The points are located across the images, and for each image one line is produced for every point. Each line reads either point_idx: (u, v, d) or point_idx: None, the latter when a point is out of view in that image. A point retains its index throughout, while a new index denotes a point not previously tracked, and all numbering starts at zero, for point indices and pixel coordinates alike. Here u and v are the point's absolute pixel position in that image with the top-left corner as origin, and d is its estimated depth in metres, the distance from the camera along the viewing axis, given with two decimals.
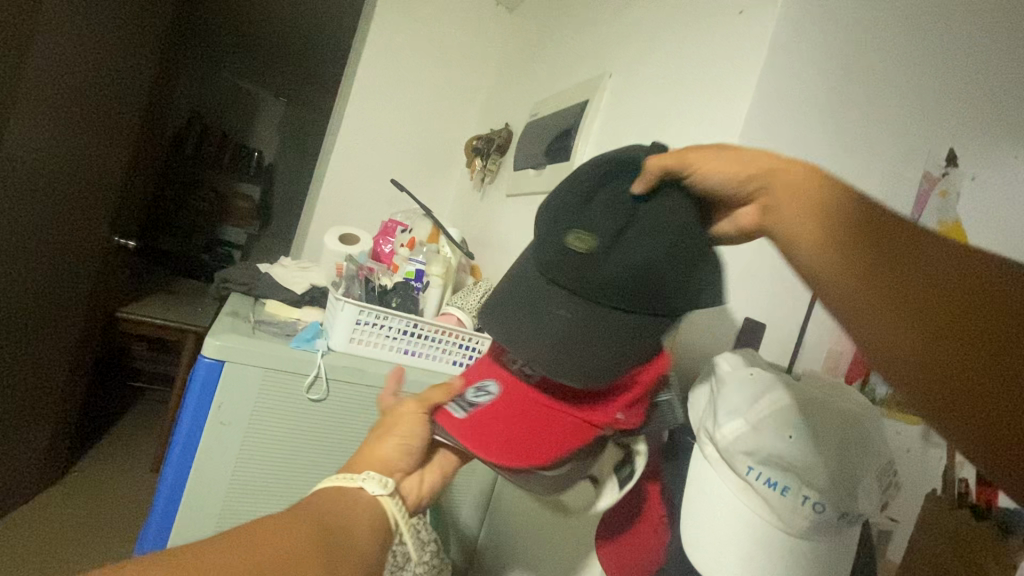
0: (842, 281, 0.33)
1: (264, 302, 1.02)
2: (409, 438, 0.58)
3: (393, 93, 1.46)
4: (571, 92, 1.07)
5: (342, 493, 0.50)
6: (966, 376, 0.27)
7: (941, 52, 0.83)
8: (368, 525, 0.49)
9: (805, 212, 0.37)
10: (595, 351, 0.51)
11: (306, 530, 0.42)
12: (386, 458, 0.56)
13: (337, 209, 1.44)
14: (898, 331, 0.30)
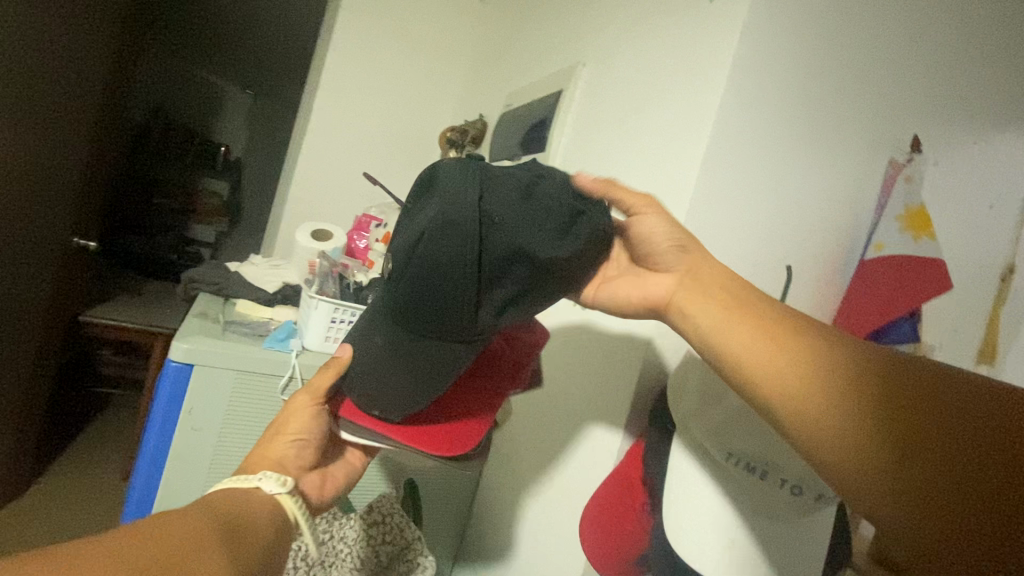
0: (809, 417, 0.40)
1: (235, 302, 0.99)
2: (302, 435, 0.60)
3: (363, 85, 1.43)
4: (545, 82, 1.06)
5: (241, 492, 0.51)
6: (936, 496, 0.35)
7: (905, 41, 0.85)
8: (265, 516, 0.50)
9: (764, 344, 0.44)
10: (398, 369, 0.53)
11: (185, 519, 0.42)
12: (280, 457, 0.58)
13: (309, 205, 1.40)
14: (840, 436, 0.39)
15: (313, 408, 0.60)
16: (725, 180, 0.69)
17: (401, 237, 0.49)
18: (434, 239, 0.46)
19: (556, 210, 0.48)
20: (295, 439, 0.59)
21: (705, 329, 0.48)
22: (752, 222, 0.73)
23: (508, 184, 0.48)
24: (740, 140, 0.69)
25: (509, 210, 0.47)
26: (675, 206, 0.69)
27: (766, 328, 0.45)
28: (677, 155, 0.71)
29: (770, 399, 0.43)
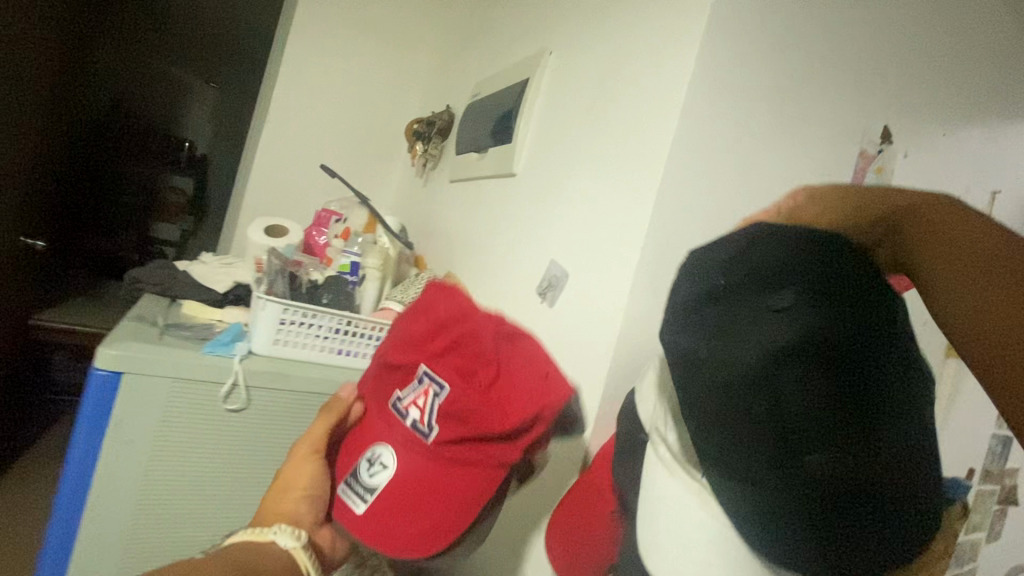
0: (941, 266, 0.39)
1: (181, 303, 0.92)
2: (309, 490, 0.58)
3: (325, 75, 1.36)
4: (512, 70, 1.02)
5: (253, 549, 0.51)
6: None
7: (874, 29, 0.83)
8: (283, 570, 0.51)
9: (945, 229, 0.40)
10: (806, 534, 0.39)
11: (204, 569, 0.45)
12: (291, 513, 0.56)
13: (268, 200, 1.34)
14: (964, 289, 0.37)
15: (317, 461, 0.60)
16: (695, 169, 0.66)
17: (749, 347, 0.38)
18: (758, 350, 0.37)
19: (855, 326, 0.38)
20: (303, 495, 0.57)
21: (815, 203, 0.44)
22: (723, 214, 0.70)
23: (844, 290, 0.38)
24: (710, 127, 0.66)
25: (832, 317, 0.37)
26: (643, 196, 0.66)
27: (941, 237, 0.40)
28: (645, 143, 0.68)
29: (916, 261, 0.41)
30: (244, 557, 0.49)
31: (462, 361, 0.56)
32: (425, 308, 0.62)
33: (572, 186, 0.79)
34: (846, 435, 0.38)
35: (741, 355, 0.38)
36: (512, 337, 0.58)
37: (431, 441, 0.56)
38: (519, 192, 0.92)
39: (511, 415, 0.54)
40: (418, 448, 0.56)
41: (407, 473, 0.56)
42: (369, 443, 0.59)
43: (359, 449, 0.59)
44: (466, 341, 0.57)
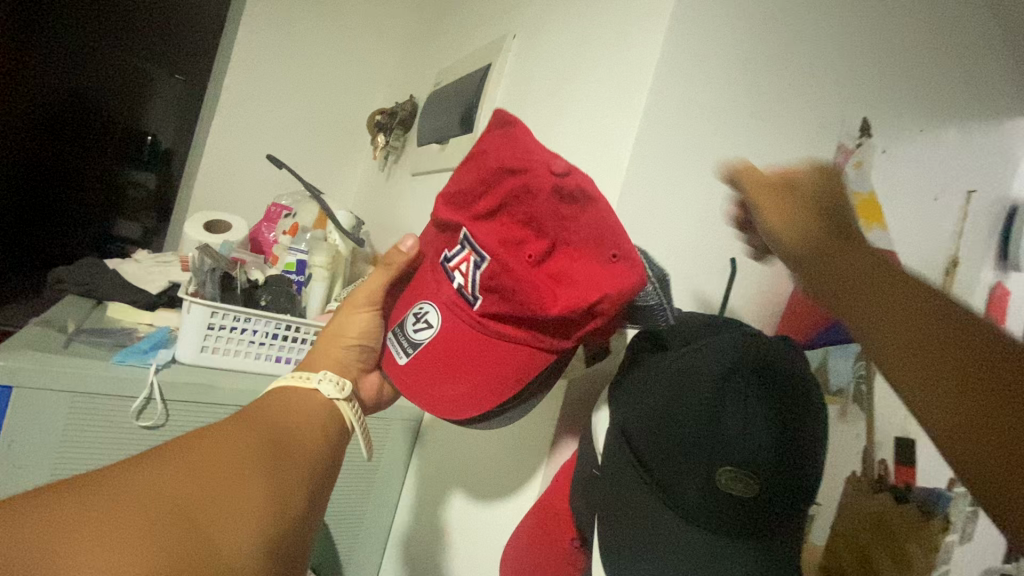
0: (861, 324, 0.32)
1: (106, 305, 0.83)
2: (363, 339, 0.58)
3: (281, 62, 1.28)
4: (475, 55, 0.96)
5: (298, 393, 0.52)
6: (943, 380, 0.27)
7: (851, 16, 0.79)
8: (317, 428, 0.49)
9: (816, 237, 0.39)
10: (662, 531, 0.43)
11: (225, 443, 0.41)
12: (343, 360, 0.57)
13: (218, 195, 1.25)
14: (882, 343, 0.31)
15: (373, 313, 0.59)
16: (663, 162, 0.61)
17: (691, 371, 0.45)
18: (691, 377, 0.44)
19: (783, 408, 0.45)
20: (356, 344, 0.58)
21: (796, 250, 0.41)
22: (693, 209, 0.64)
23: (781, 374, 0.46)
24: (678, 114, 0.61)
25: (762, 400, 0.44)
26: (606, 188, 0.60)
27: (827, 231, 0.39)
28: (609, 130, 0.62)
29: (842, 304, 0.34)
30: (275, 430, 0.46)
31: (505, 228, 0.48)
32: (481, 154, 0.51)
33: None
34: (751, 477, 0.43)
35: (703, 365, 0.44)
36: (587, 213, 0.46)
37: (462, 328, 0.50)
38: None
39: (559, 297, 0.46)
40: (459, 315, 0.51)
41: (446, 334, 0.51)
42: (417, 297, 0.55)
43: (408, 302, 0.55)
44: (527, 189, 0.47)
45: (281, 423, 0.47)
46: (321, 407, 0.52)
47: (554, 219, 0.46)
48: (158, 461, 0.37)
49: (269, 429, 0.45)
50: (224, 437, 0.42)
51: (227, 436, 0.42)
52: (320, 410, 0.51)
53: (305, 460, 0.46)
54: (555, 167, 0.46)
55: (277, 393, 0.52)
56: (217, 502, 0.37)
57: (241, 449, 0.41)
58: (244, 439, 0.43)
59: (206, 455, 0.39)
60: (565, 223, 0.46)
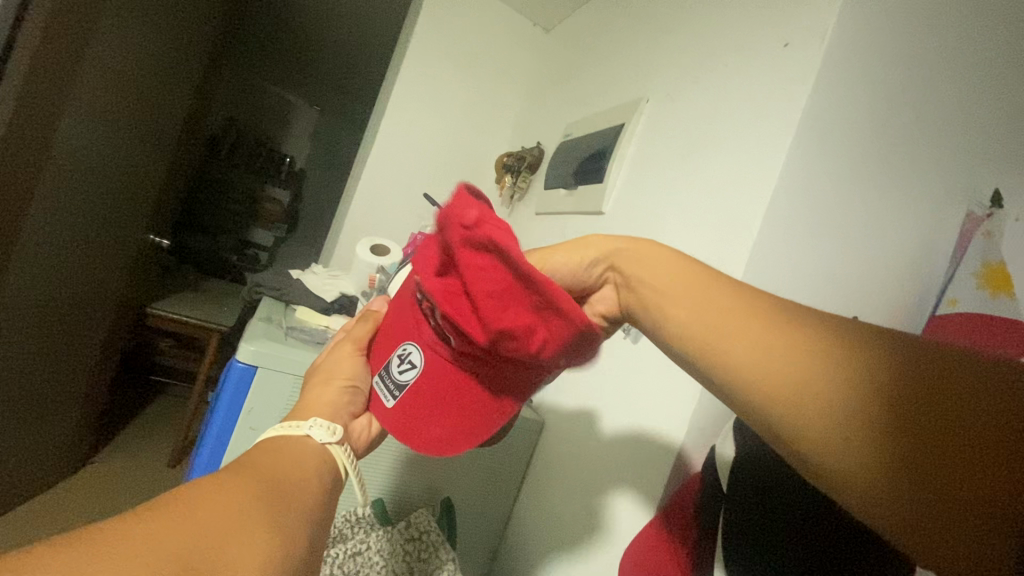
0: (776, 410, 0.33)
1: (294, 307, 1.04)
2: (353, 380, 0.60)
3: (428, 109, 1.49)
4: (607, 114, 1.08)
5: (290, 441, 0.50)
6: (893, 473, 0.29)
7: (988, 91, 0.82)
8: (313, 470, 0.48)
9: (676, 298, 0.40)
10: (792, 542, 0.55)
11: (217, 494, 0.38)
12: (332, 402, 0.56)
13: (366, 219, 1.46)
14: (826, 432, 0.31)
15: (359, 355, 0.62)
16: (790, 226, 0.68)
17: None
18: None
19: None
20: (348, 384, 0.59)
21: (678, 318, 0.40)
22: (815, 269, 0.71)
23: None
24: (807, 184, 0.68)
25: None
26: (736, 246, 0.68)
27: (682, 285, 0.40)
28: (740, 195, 0.71)
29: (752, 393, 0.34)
30: (271, 473, 0.44)
31: (447, 285, 0.46)
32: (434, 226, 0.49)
33: (662, 230, 0.83)
34: None
35: None
36: (520, 271, 0.42)
37: (440, 365, 0.53)
38: (606, 230, 0.97)
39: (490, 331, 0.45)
40: (445, 363, 0.53)
41: (428, 376, 0.53)
42: (400, 338, 0.56)
43: (391, 343, 0.57)
44: (449, 254, 0.45)
45: (281, 466, 0.45)
46: (318, 450, 0.51)
47: (481, 275, 0.42)
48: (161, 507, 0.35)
49: (274, 475, 0.44)
50: (233, 479, 0.41)
51: (222, 483, 0.39)
52: (314, 455, 0.50)
53: (307, 504, 0.44)
54: (467, 216, 0.41)
55: (270, 443, 0.49)
56: (216, 548, 0.34)
57: (242, 495, 0.39)
58: (248, 482, 0.41)
59: (209, 499, 0.37)
60: (500, 284, 0.42)
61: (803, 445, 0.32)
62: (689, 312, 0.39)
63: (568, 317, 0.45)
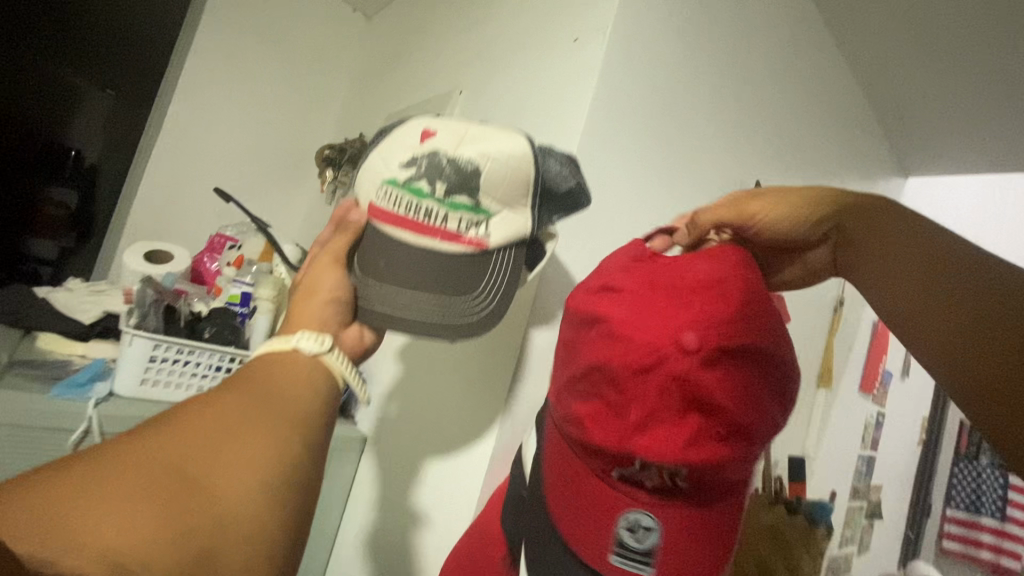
0: (920, 339, 0.44)
1: (32, 335, 0.81)
2: (336, 292, 0.57)
3: (229, 94, 1.30)
4: (423, 105, 1.03)
5: (279, 360, 0.49)
6: (971, 377, 0.40)
7: (744, 95, 0.94)
8: (307, 390, 0.48)
9: (891, 249, 0.47)
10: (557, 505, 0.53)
11: (170, 449, 0.37)
12: (319, 316, 0.54)
13: (156, 222, 1.23)
14: (949, 377, 0.42)
15: (340, 268, 0.59)
16: (583, 217, 0.70)
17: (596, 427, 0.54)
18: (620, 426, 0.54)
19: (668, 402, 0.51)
20: (330, 299, 0.56)
21: (870, 277, 0.48)
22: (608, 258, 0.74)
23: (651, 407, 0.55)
24: (597, 176, 0.71)
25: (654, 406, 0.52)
26: None
27: (893, 249, 0.47)
28: None
29: (904, 325, 0.45)
30: (263, 407, 0.44)
31: (642, 353, 0.50)
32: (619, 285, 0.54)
33: None
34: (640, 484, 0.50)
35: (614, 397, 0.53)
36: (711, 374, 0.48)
37: (663, 511, 0.50)
38: None
39: (692, 439, 0.48)
40: (677, 511, 0.50)
41: (673, 531, 0.50)
42: (621, 502, 0.51)
43: (609, 508, 0.51)
44: (676, 342, 0.49)
45: (281, 394, 0.46)
46: (315, 365, 0.50)
47: (702, 381, 0.48)
48: (131, 460, 0.35)
49: (266, 405, 0.44)
50: (224, 414, 0.41)
51: (195, 428, 0.40)
52: (313, 376, 0.49)
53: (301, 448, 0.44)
54: (684, 341, 0.49)
55: (262, 360, 0.49)
56: (128, 527, 0.32)
57: (167, 468, 0.36)
58: (241, 423, 0.41)
59: (179, 455, 0.37)
60: (715, 384, 0.48)
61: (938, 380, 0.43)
62: (883, 268, 0.47)
63: (762, 425, 0.49)
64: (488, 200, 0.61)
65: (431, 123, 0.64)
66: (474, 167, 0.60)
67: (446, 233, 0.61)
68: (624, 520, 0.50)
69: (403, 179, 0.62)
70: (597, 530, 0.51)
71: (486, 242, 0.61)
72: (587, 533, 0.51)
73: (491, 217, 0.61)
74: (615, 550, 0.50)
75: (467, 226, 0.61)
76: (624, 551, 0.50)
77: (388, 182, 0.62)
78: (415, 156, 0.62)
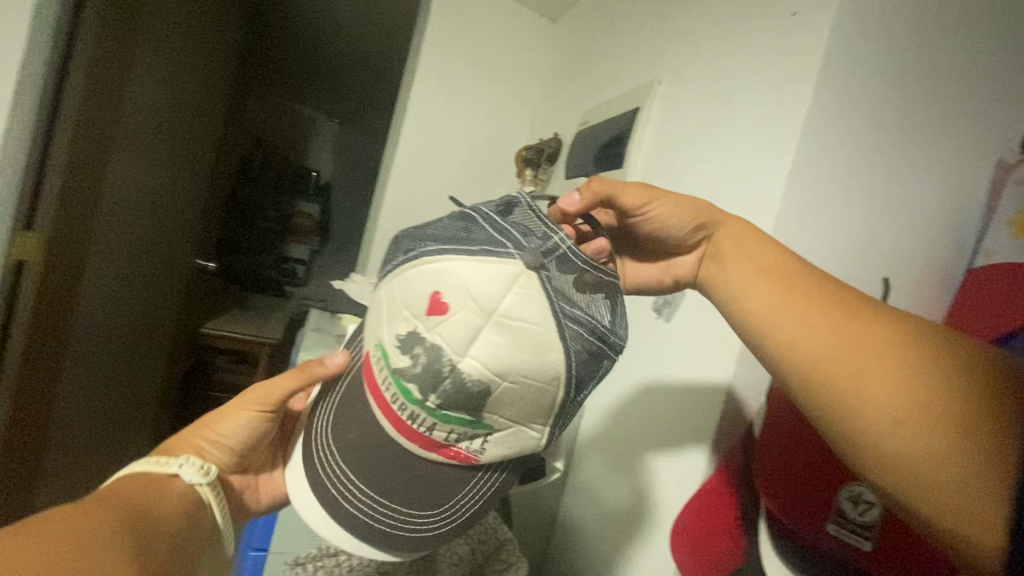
0: (877, 410, 0.41)
1: (340, 316, 1.10)
2: (223, 438, 0.66)
3: (445, 112, 1.52)
4: (620, 100, 1.10)
5: (158, 476, 0.58)
6: (967, 450, 0.37)
7: (1013, 32, 0.79)
8: (178, 505, 0.57)
9: (797, 309, 0.48)
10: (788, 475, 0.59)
11: (75, 523, 0.46)
12: (197, 451, 0.64)
13: (395, 225, 1.52)
14: (928, 449, 0.39)
15: (258, 413, 0.66)
16: (811, 193, 0.69)
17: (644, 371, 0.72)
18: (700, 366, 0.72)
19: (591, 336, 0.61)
20: (217, 440, 0.66)
21: (792, 340, 0.47)
22: (838, 235, 0.72)
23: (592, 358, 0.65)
24: (826, 151, 0.69)
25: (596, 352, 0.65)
26: (760, 217, 0.70)
27: (804, 303, 0.48)
28: (760, 169, 0.71)
29: (861, 407, 0.42)
30: (137, 509, 0.52)
31: None
32: None
33: None
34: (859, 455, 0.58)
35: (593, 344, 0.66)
36: None
37: None
38: None
39: None
40: None
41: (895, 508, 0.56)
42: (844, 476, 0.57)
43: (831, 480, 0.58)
44: None
45: (151, 508, 0.53)
46: (186, 489, 0.59)
47: None
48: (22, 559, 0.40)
49: (127, 520, 0.50)
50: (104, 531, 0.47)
51: (86, 515, 0.47)
52: (182, 485, 0.59)
53: (151, 559, 0.49)
54: None
55: (141, 479, 0.57)
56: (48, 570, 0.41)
57: (77, 533, 0.45)
58: (110, 538, 0.47)
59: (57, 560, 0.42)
60: None
61: (897, 463, 0.40)
62: (808, 331, 0.47)
63: None
64: (489, 417, 0.54)
65: (468, 274, 0.52)
66: (486, 389, 0.53)
67: (428, 441, 0.56)
68: (845, 493, 0.57)
69: (398, 370, 0.54)
70: (820, 498, 0.57)
71: (478, 456, 0.57)
72: (808, 507, 0.57)
73: (490, 432, 0.56)
74: (834, 520, 0.57)
75: (455, 437, 0.56)
76: (842, 519, 0.57)
77: (383, 350, 0.55)
78: (414, 334, 0.53)
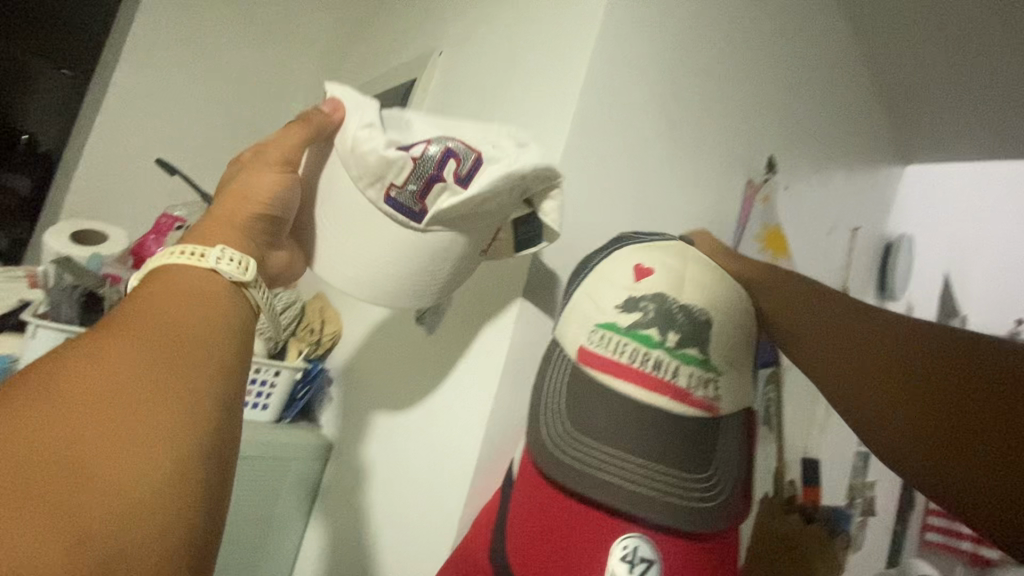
0: (878, 426, 0.44)
1: None
2: (268, 206, 0.49)
3: (183, 61, 1.17)
4: (398, 71, 0.93)
5: (181, 276, 0.41)
6: (971, 470, 0.39)
7: (756, 63, 0.86)
8: (219, 316, 0.40)
9: (822, 331, 0.51)
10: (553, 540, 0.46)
11: (111, 368, 0.33)
12: (235, 237, 0.45)
13: (90, 200, 1.09)
14: (929, 470, 0.41)
15: (284, 172, 0.51)
16: (586, 181, 0.60)
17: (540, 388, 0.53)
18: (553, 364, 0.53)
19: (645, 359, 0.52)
20: (258, 212, 0.48)
21: (810, 358, 0.50)
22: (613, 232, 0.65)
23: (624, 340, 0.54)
24: (602, 137, 0.61)
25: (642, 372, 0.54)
26: None
27: (829, 327, 0.50)
28: (537, 148, 0.61)
29: (874, 421, 0.45)
30: (177, 312, 0.38)
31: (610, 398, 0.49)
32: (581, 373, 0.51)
33: None
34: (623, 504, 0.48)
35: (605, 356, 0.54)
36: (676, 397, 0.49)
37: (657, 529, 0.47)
38: None
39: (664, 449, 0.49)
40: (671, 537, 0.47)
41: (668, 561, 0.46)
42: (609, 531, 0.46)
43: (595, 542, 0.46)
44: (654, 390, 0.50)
45: (191, 349, 0.36)
46: (231, 296, 0.42)
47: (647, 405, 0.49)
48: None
49: (187, 385, 0.35)
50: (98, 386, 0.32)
51: (101, 381, 0.32)
52: (230, 320, 0.41)
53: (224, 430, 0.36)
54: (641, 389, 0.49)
55: (162, 278, 0.40)
56: (115, 463, 0.30)
57: (108, 419, 0.31)
58: (159, 417, 0.32)
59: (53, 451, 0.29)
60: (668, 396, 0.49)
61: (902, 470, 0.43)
62: (830, 348, 0.49)
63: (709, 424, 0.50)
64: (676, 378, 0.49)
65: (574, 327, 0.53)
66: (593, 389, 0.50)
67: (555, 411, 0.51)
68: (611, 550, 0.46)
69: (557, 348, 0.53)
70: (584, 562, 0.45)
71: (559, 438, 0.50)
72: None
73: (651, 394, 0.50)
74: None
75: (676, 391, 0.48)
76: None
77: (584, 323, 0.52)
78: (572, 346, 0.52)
